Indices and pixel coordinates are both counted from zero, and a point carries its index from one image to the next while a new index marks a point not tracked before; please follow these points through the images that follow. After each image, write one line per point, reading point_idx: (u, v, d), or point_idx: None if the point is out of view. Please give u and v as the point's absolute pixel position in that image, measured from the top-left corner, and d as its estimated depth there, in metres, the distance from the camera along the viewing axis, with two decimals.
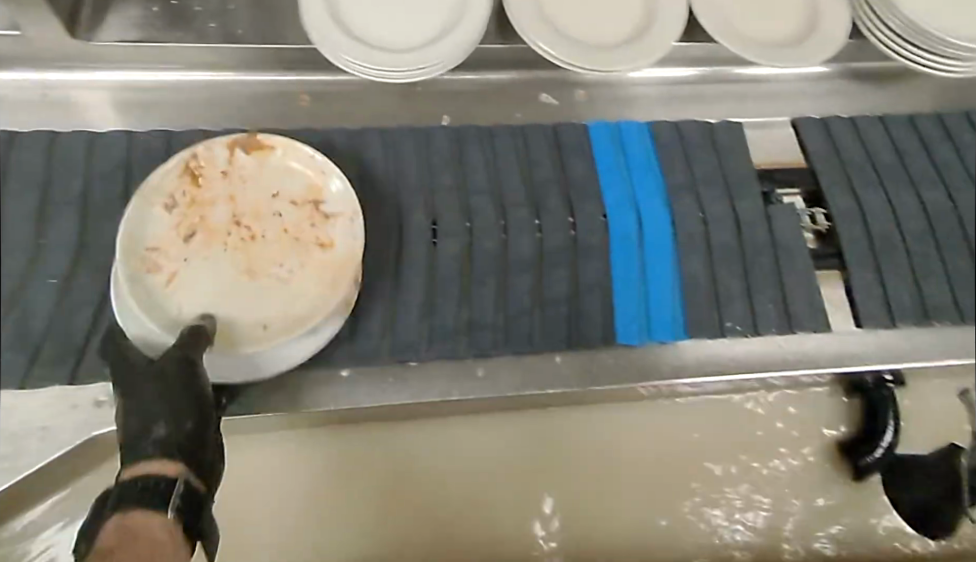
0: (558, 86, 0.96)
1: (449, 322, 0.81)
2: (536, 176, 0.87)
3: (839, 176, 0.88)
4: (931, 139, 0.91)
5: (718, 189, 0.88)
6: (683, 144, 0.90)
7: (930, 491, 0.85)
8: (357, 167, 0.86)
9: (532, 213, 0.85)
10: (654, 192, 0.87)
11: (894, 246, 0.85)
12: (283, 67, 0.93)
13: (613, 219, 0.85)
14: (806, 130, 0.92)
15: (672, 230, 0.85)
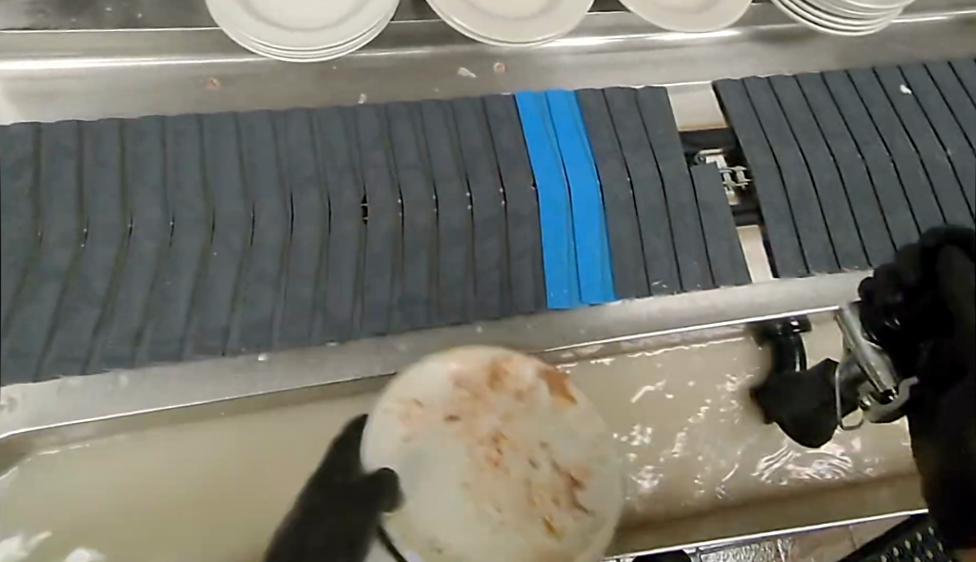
0: (477, 59, 0.96)
1: (382, 299, 0.83)
2: (465, 149, 0.88)
3: (751, 129, 0.91)
4: (842, 95, 0.95)
5: (634, 149, 0.89)
6: (608, 109, 0.92)
7: (803, 405, 0.82)
8: (282, 149, 0.85)
9: (462, 185, 0.86)
10: (581, 157, 0.88)
11: (809, 200, 0.89)
12: (196, 48, 0.91)
13: (542, 182, 0.86)
14: (724, 91, 0.94)
15: (600, 202, 0.87)
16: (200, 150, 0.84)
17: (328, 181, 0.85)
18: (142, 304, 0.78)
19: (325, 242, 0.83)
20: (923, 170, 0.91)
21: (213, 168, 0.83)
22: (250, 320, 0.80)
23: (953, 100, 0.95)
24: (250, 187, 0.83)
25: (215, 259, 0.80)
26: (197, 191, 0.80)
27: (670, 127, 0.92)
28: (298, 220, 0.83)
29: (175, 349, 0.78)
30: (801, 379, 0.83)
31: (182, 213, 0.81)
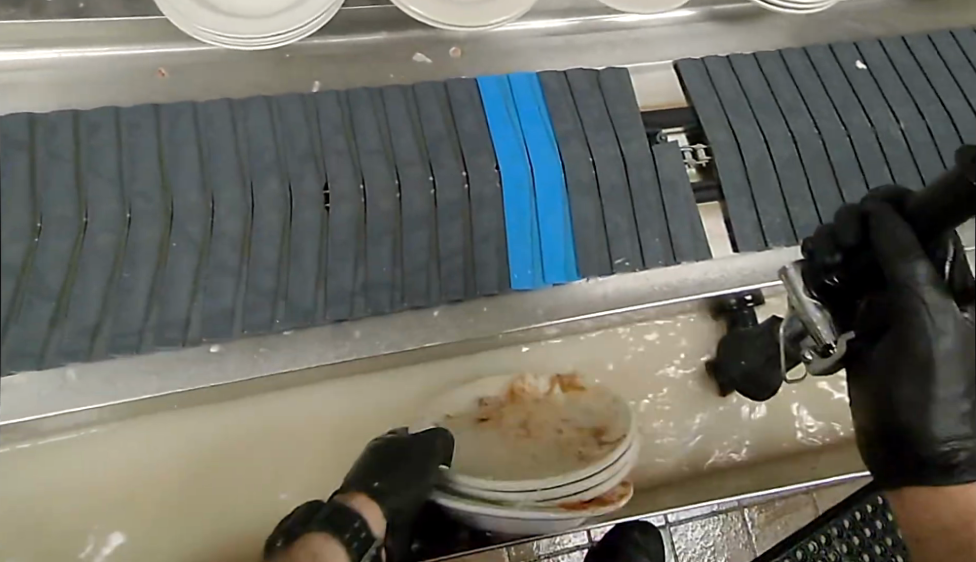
0: (433, 45, 0.96)
1: (345, 286, 0.83)
2: (428, 133, 0.88)
3: (709, 110, 0.92)
4: (799, 71, 0.96)
5: (594, 129, 0.90)
6: (570, 91, 0.92)
7: (751, 357, 0.86)
8: (241, 139, 0.85)
9: (425, 170, 0.86)
10: (544, 140, 0.88)
11: (768, 175, 0.90)
12: (144, 39, 0.89)
13: (506, 166, 0.86)
14: (684, 70, 0.95)
15: (562, 184, 0.87)
16: (156, 140, 0.83)
17: (288, 169, 0.84)
18: (100, 297, 0.77)
19: (286, 230, 0.82)
20: (878, 144, 0.93)
21: (171, 160, 0.82)
22: (211, 311, 0.80)
23: (907, 75, 0.97)
24: (209, 177, 0.82)
25: (174, 251, 0.79)
26: (151, 188, 0.80)
27: (628, 110, 0.92)
28: (257, 209, 0.82)
29: (134, 343, 0.78)
30: (750, 333, 0.88)
31: (139, 205, 0.79)
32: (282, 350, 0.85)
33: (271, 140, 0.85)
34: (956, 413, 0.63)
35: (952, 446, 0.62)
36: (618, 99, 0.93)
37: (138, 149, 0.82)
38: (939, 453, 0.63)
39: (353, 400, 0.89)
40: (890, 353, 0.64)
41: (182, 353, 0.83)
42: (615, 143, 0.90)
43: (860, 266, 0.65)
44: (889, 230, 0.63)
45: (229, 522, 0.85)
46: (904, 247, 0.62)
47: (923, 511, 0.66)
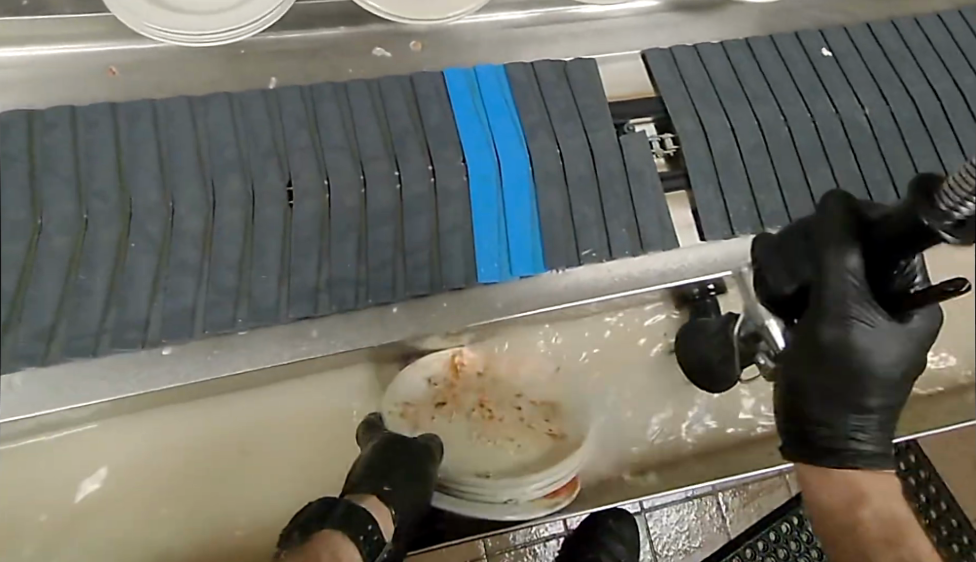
0: (394, 39, 0.95)
1: (309, 283, 0.82)
2: (394, 127, 0.87)
3: (675, 99, 0.92)
4: (764, 59, 0.97)
5: (562, 120, 0.90)
6: (537, 82, 0.92)
7: (705, 346, 0.90)
8: (201, 136, 0.83)
9: (390, 164, 0.85)
10: (511, 132, 0.88)
11: (735, 163, 0.91)
12: (95, 36, 0.88)
13: (473, 159, 0.86)
14: (652, 60, 0.95)
15: (530, 177, 0.87)
16: (114, 138, 0.81)
17: (250, 166, 0.83)
18: (56, 299, 0.75)
19: (249, 229, 0.81)
20: (843, 131, 0.94)
21: (129, 159, 0.80)
22: (172, 311, 0.79)
23: (872, 61, 0.98)
24: (169, 175, 0.81)
25: (132, 251, 0.78)
26: (109, 188, 0.79)
27: (595, 98, 0.92)
28: (219, 207, 0.81)
29: (91, 346, 0.77)
30: (707, 324, 0.91)
31: (95, 205, 0.78)
32: (238, 350, 0.84)
33: (232, 137, 0.84)
34: (864, 409, 0.71)
35: (857, 437, 0.72)
36: (586, 88, 0.92)
37: (94, 148, 0.80)
38: (841, 444, 0.72)
39: (323, 399, 0.91)
40: (812, 355, 0.71)
41: (139, 355, 0.82)
42: (582, 133, 0.89)
43: (806, 274, 0.70)
44: (838, 241, 0.68)
45: (201, 513, 0.87)
46: (847, 258, 0.68)
47: (823, 495, 0.74)
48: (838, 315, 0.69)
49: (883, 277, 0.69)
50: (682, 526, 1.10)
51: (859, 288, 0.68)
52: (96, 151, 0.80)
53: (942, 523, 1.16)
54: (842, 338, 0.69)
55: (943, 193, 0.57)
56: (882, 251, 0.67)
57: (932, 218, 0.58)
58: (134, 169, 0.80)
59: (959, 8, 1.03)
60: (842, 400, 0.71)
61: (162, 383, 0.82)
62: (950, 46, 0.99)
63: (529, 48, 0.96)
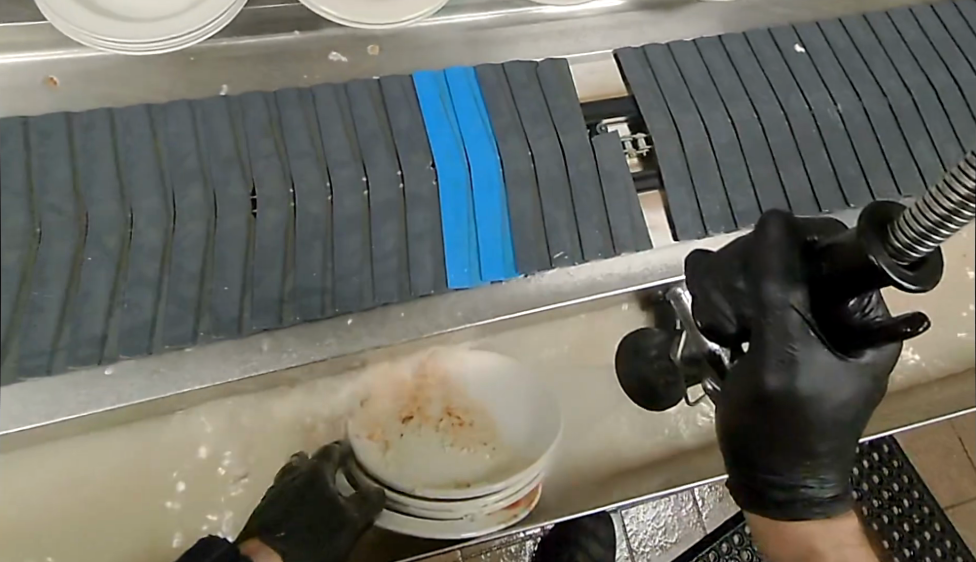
0: (353, 43, 0.93)
1: (272, 293, 0.80)
2: (361, 133, 0.85)
3: (647, 99, 0.92)
4: (736, 56, 0.96)
5: (532, 122, 0.89)
6: (507, 84, 0.91)
7: (646, 370, 0.89)
8: (160, 144, 0.81)
9: (358, 170, 0.83)
10: (482, 134, 0.87)
11: (708, 161, 0.90)
12: (43, 45, 0.85)
13: (442, 164, 0.85)
14: (625, 61, 0.94)
15: (500, 181, 0.86)
16: (70, 148, 0.79)
17: (212, 176, 0.81)
18: (8, 316, 0.72)
19: (212, 239, 0.79)
20: (816, 129, 0.93)
21: (86, 169, 0.78)
22: (129, 324, 0.76)
23: (844, 57, 0.98)
24: (127, 184, 0.78)
25: (88, 265, 0.76)
26: (64, 200, 0.76)
27: (566, 99, 0.91)
28: (180, 219, 0.79)
29: (44, 364, 0.73)
30: (644, 345, 0.89)
31: (48, 218, 0.75)
32: (187, 364, 0.82)
33: (194, 145, 0.82)
34: (812, 454, 0.70)
35: (805, 483, 0.70)
36: (558, 89, 0.91)
37: (48, 159, 0.78)
38: (791, 493, 0.70)
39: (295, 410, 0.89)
40: (753, 401, 0.69)
41: (81, 375, 0.80)
42: (553, 134, 0.88)
43: (747, 307, 0.68)
44: (780, 272, 0.66)
45: (163, 528, 0.85)
46: (790, 292, 0.66)
47: (780, 552, 0.75)
48: (781, 352, 0.66)
49: (832, 306, 0.67)
50: (655, 521, 1.17)
51: (807, 321, 0.66)
52: (50, 163, 0.78)
53: (915, 514, 1.16)
54: (786, 383, 0.67)
55: (896, 231, 0.55)
56: (829, 284, 0.65)
57: (885, 258, 0.56)
58: (91, 179, 0.78)
59: (931, 4, 1.03)
60: (788, 448, 0.69)
61: (115, 401, 0.80)
62: (921, 40, 1.00)
63: (496, 50, 0.95)
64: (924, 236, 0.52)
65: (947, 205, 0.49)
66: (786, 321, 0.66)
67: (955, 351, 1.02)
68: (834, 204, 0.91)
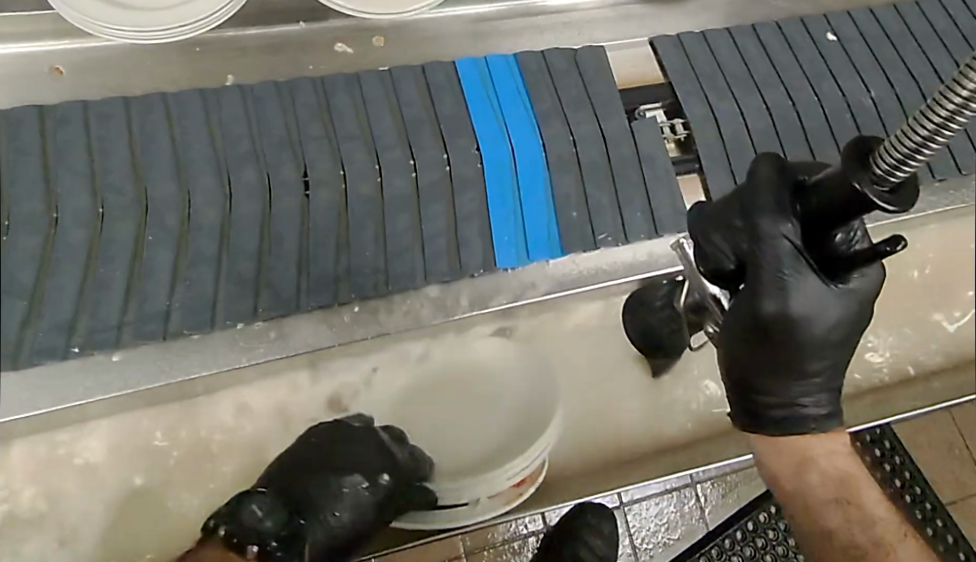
0: (355, 35, 0.94)
1: (327, 271, 0.82)
2: (407, 118, 0.87)
3: (683, 88, 0.93)
4: (771, 46, 0.97)
5: (572, 108, 0.90)
6: (548, 71, 0.92)
7: (653, 323, 0.90)
8: (214, 127, 0.83)
9: (405, 153, 0.85)
10: (524, 119, 0.88)
11: (745, 143, 0.92)
12: (44, 35, 0.87)
13: (489, 147, 0.86)
14: (661, 52, 0.95)
15: (545, 165, 0.87)
16: (122, 134, 0.81)
17: (264, 156, 0.83)
18: (77, 288, 0.75)
19: (266, 217, 0.81)
20: (849, 113, 0.95)
21: (131, 154, 0.80)
22: (191, 300, 0.78)
23: (875, 44, 0.99)
24: (183, 163, 0.81)
25: (150, 243, 0.78)
26: (107, 180, 0.79)
27: (599, 85, 0.92)
28: (236, 200, 0.81)
29: (112, 339, 0.76)
30: (648, 297, 0.91)
31: (110, 198, 0.78)
32: (193, 354, 0.82)
33: (238, 130, 0.83)
34: (806, 375, 0.69)
35: (803, 404, 0.70)
36: (592, 77, 0.93)
37: (92, 146, 0.80)
38: (788, 411, 0.70)
39: (327, 389, 0.89)
40: (748, 329, 0.67)
41: (86, 362, 0.80)
42: (591, 120, 0.90)
43: (744, 243, 0.66)
44: (774, 206, 0.64)
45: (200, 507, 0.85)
46: (781, 223, 0.64)
47: (770, 461, 0.75)
48: (771, 278, 0.65)
49: (822, 237, 0.65)
50: (660, 518, 0.94)
51: (797, 251, 0.64)
52: (94, 151, 0.80)
53: (925, 521, 1.00)
54: (781, 308, 0.65)
55: (877, 158, 0.55)
56: (818, 216, 0.63)
57: (868, 186, 0.55)
58: (140, 165, 0.80)
59: None
60: (784, 372, 0.69)
61: (123, 387, 0.81)
62: (951, 28, 1.01)
63: (509, 40, 0.96)
64: (905, 159, 0.52)
65: (936, 118, 0.50)
66: (778, 254, 0.64)
67: (964, 335, 1.04)
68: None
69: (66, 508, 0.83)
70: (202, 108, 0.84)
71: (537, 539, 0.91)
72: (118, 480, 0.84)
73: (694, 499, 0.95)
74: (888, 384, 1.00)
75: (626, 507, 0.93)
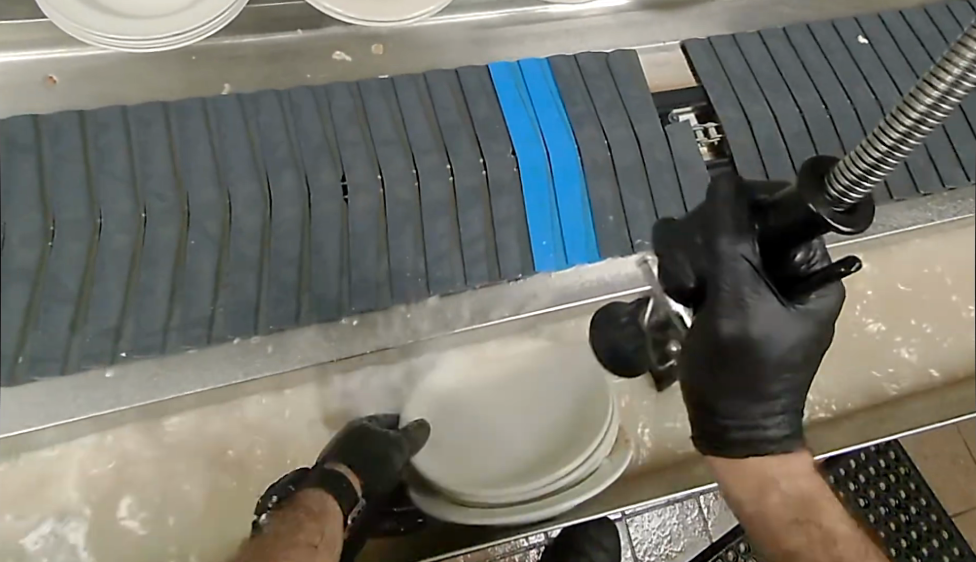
0: (353, 43, 0.95)
1: (369, 276, 0.83)
2: (444, 122, 0.87)
3: (715, 91, 0.93)
4: (802, 48, 0.98)
5: (605, 113, 0.90)
6: (580, 74, 0.92)
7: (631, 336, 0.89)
8: (253, 133, 0.84)
9: (442, 157, 0.85)
10: (558, 123, 0.89)
11: (778, 149, 0.92)
12: (42, 43, 0.87)
13: (524, 152, 0.87)
14: (693, 52, 0.96)
15: (580, 171, 0.88)
16: (161, 140, 0.81)
17: (302, 161, 0.83)
18: (121, 292, 0.76)
19: (307, 224, 0.82)
20: (882, 116, 0.95)
21: (164, 159, 0.81)
22: (236, 305, 0.79)
23: (907, 47, 0.99)
24: (223, 169, 0.81)
25: (192, 248, 0.79)
26: (143, 187, 0.79)
27: (630, 87, 0.93)
28: (276, 203, 0.81)
29: (157, 343, 0.77)
30: (615, 311, 0.82)
31: (152, 204, 0.78)
32: (187, 367, 0.84)
33: (270, 135, 0.84)
34: (770, 396, 0.64)
35: (766, 427, 0.64)
36: (619, 79, 0.93)
37: (121, 151, 0.80)
38: (748, 434, 0.64)
39: (364, 390, 0.89)
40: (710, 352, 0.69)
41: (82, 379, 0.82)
42: (624, 125, 0.90)
43: (704, 265, 0.61)
44: (733, 226, 0.60)
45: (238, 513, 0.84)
46: (740, 243, 0.60)
47: (732, 491, 0.66)
48: (730, 298, 0.61)
49: (779, 257, 0.62)
50: (662, 530, 0.90)
51: (756, 269, 0.60)
52: (123, 154, 0.80)
53: (932, 533, 0.93)
54: (740, 330, 0.61)
55: (833, 177, 0.52)
56: (776, 235, 0.59)
57: (822, 207, 0.53)
58: (172, 171, 0.80)
59: None
60: (740, 393, 0.64)
61: (115, 404, 0.83)
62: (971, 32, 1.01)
63: (526, 44, 0.97)
64: (860, 178, 0.49)
65: (887, 142, 0.47)
66: (738, 273, 0.60)
67: None
68: (905, 190, 0.96)
69: (98, 515, 0.82)
70: (228, 114, 0.84)
71: (537, 550, 0.87)
72: (149, 484, 0.84)
73: (697, 511, 0.90)
74: (896, 394, 0.98)
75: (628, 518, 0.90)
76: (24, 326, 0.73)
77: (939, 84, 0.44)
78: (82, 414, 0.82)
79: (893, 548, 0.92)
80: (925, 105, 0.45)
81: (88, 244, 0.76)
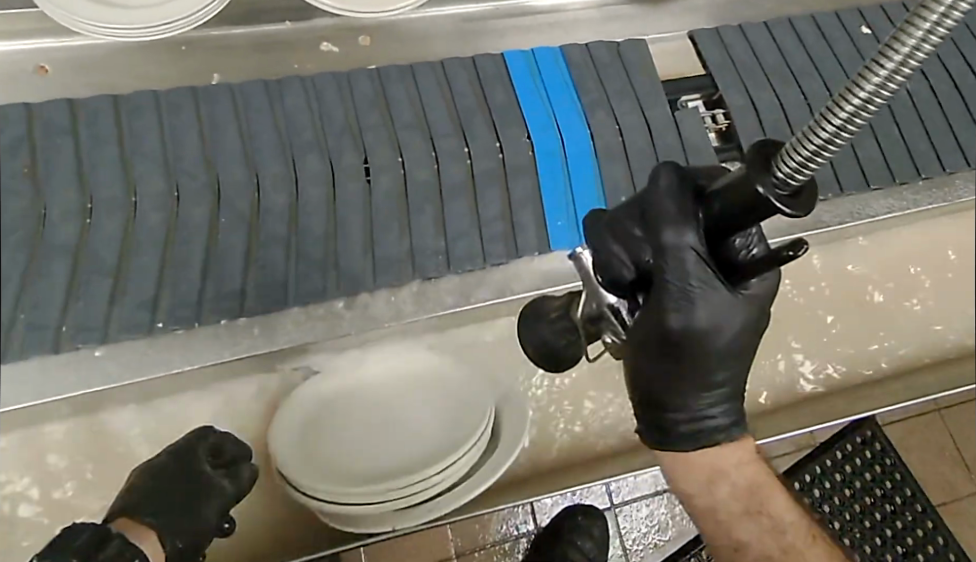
0: (341, 34, 0.96)
1: (392, 253, 0.85)
2: (464, 108, 0.90)
3: (724, 79, 0.96)
4: (807, 38, 1.00)
5: (618, 100, 0.93)
6: (593, 64, 0.95)
7: (549, 333, 0.76)
8: (279, 118, 0.86)
9: (461, 140, 0.88)
10: (571, 110, 0.91)
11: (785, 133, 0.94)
12: (41, 32, 0.88)
13: (540, 136, 0.89)
14: (701, 41, 0.98)
15: (594, 157, 0.90)
16: (183, 124, 0.83)
17: (326, 145, 0.86)
18: (156, 270, 0.78)
19: (331, 205, 0.84)
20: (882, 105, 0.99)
21: (188, 143, 0.83)
22: (266, 280, 0.82)
23: None
24: (251, 155, 0.84)
25: (223, 226, 0.81)
26: (172, 170, 0.81)
27: (643, 75, 0.95)
28: (302, 184, 0.84)
29: (192, 316, 0.80)
30: (544, 307, 0.77)
31: (184, 183, 0.81)
32: (177, 347, 0.82)
33: (293, 120, 0.86)
34: (713, 385, 0.66)
35: (712, 415, 0.66)
36: (629, 67, 0.95)
37: (147, 135, 0.82)
38: (696, 427, 0.66)
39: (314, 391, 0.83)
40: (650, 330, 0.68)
41: (70, 354, 0.80)
42: (637, 110, 0.93)
43: (647, 253, 0.62)
44: (675, 217, 0.61)
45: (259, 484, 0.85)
46: (683, 233, 0.61)
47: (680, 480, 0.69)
48: (676, 288, 0.61)
49: (721, 242, 0.62)
50: (651, 519, 0.93)
51: (702, 259, 0.61)
52: (150, 138, 0.82)
53: (915, 522, 0.97)
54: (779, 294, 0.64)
55: (779, 160, 0.52)
56: (719, 224, 0.59)
57: (768, 189, 0.53)
58: (197, 153, 0.83)
59: None
60: (688, 382, 0.65)
61: (107, 381, 0.80)
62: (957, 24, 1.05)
63: (534, 34, 0.99)
64: (803, 163, 0.50)
65: (833, 123, 0.47)
66: (682, 263, 0.61)
67: None
68: (907, 175, 0.98)
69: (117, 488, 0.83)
70: (251, 100, 0.86)
71: (527, 539, 0.92)
72: None
73: None
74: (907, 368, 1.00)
75: (616, 508, 0.93)
76: (65, 303, 0.76)
77: (893, 56, 0.44)
78: (77, 389, 0.80)
79: (878, 539, 0.96)
80: (877, 80, 0.45)
81: (127, 223, 0.79)
